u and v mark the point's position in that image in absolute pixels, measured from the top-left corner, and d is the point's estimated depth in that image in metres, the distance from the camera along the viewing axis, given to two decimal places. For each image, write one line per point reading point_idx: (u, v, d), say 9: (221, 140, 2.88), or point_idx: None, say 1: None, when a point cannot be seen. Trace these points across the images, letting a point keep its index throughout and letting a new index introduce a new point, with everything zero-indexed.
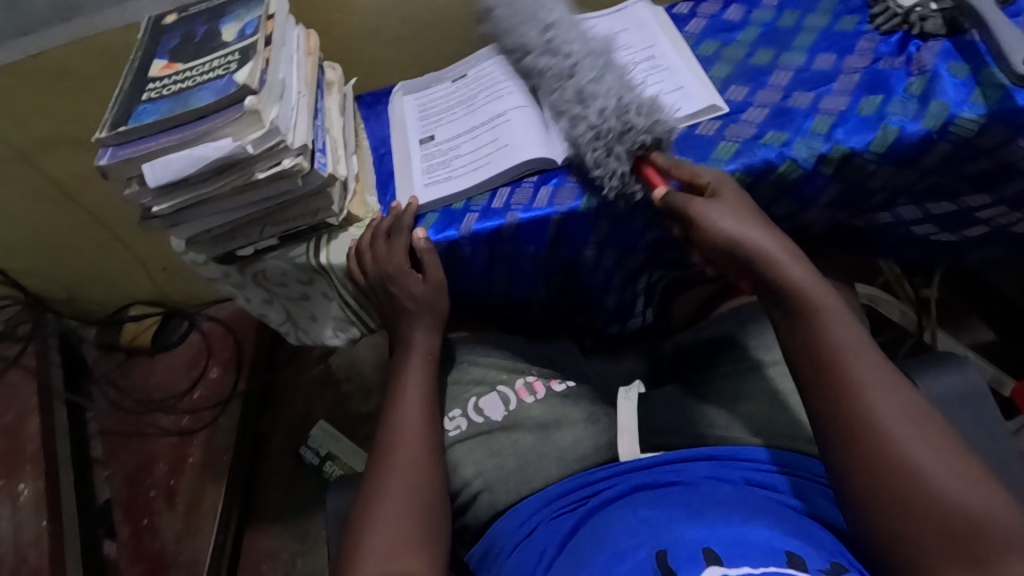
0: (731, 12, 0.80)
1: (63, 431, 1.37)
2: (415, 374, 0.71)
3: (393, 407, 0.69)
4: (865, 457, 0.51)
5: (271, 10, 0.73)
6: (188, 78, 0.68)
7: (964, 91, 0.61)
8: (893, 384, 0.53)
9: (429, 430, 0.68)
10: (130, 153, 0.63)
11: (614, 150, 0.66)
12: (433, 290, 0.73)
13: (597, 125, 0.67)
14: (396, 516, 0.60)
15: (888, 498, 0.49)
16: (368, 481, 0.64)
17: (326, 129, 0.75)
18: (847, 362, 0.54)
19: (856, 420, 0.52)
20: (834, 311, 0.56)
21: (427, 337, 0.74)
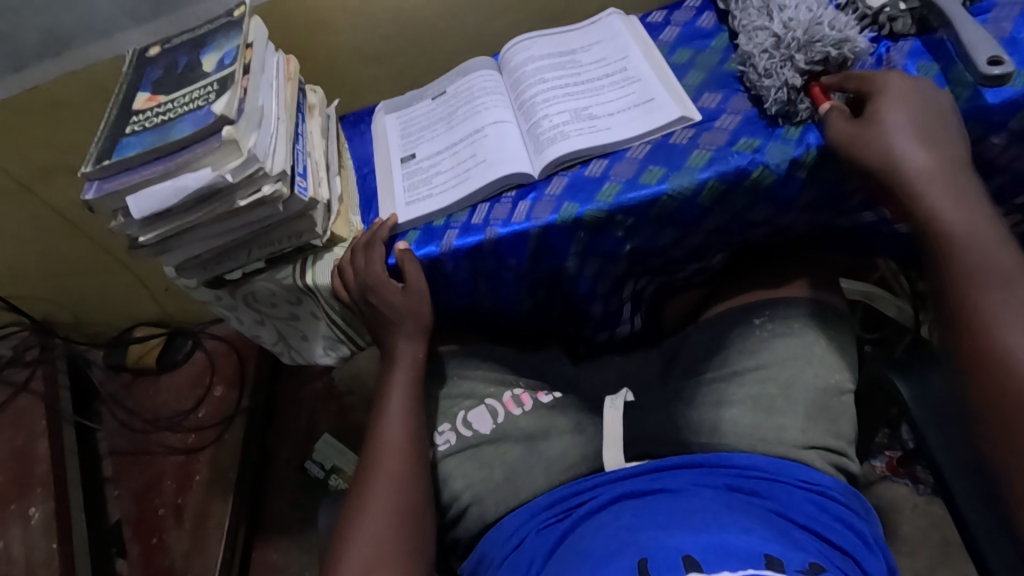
0: (705, 19, 0.81)
1: (71, 453, 1.39)
2: (399, 388, 0.72)
3: (377, 422, 0.70)
4: (1001, 412, 0.51)
5: (249, 39, 0.75)
6: (169, 109, 0.69)
7: (935, 91, 0.61)
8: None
9: (413, 445, 0.69)
10: (115, 186, 0.65)
11: (792, 61, 0.66)
12: (418, 298, 0.73)
13: (781, 35, 0.68)
14: (378, 532, 0.62)
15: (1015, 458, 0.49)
16: (352, 495, 0.66)
17: (307, 152, 0.76)
18: (982, 297, 0.54)
19: (993, 371, 0.52)
20: (982, 250, 0.55)
21: (411, 344, 0.74)
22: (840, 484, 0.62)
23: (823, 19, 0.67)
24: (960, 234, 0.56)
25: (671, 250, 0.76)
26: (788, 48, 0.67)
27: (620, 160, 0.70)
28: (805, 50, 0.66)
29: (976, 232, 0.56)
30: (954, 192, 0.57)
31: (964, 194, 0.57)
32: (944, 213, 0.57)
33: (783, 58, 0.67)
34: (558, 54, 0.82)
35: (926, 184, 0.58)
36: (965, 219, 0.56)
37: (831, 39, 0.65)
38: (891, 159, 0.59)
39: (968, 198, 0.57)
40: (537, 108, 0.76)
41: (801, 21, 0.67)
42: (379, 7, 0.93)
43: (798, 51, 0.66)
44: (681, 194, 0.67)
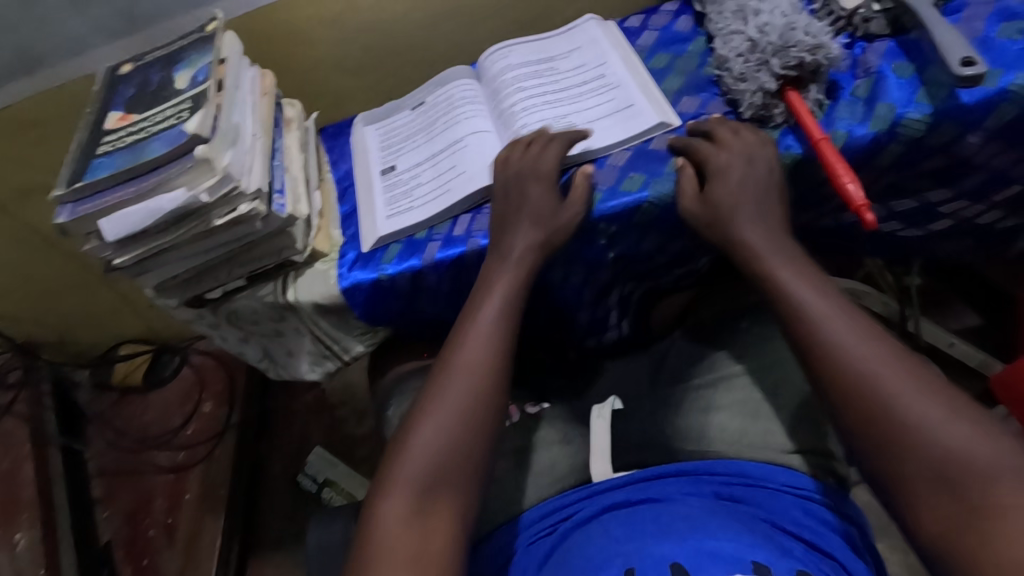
0: (682, 23, 0.81)
1: (58, 476, 1.37)
2: (496, 296, 0.65)
3: (465, 327, 0.64)
4: (858, 420, 0.49)
5: (223, 55, 0.74)
6: (142, 129, 0.68)
7: (910, 91, 0.61)
8: (876, 336, 0.51)
9: (499, 360, 0.62)
10: (88, 208, 0.64)
11: (767, 66, 0.65)
12: (549, 206, 0.67)
13: (756, 39, 0.67)
14: (445, 439, 0.58)
15: (882, 452, 0.47)
16: (425, 389, 0.62)
17: (285, 168, 0.75)
18: (818, 328, 0.53)
19: (837, 382, 0.50)
20: (820, 310, 0.54)
21: (525, 241, 0.66)
22: (828, 487, 0.61)
23: (797, 24, 0.65)
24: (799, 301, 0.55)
25: (655, 256, 0.76)
26: (765, 53, 0.65)
27: (601, 168, 0.70)
28: (779, 55, 0.64)
29: (815, 285, 0.56)
30: (786, 253, 0.59)
31: (794, 257, 0.59)
32: (787, 281, 0.57)
33: (758, 65, 0.66)
34: (536, 62, 0.81)
35: (768, 247, 0.59)
36: (802, 277, 0.57)
37: (806, 42, 0.63)
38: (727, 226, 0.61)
39: (792, 258, 0.59)
40: (516, 117, 0.76)
41: (778, 26, 0.66)
42: (357, 18, 0.92)
43: (772, 56, 0.65)
44: (662, 201, 0.67)
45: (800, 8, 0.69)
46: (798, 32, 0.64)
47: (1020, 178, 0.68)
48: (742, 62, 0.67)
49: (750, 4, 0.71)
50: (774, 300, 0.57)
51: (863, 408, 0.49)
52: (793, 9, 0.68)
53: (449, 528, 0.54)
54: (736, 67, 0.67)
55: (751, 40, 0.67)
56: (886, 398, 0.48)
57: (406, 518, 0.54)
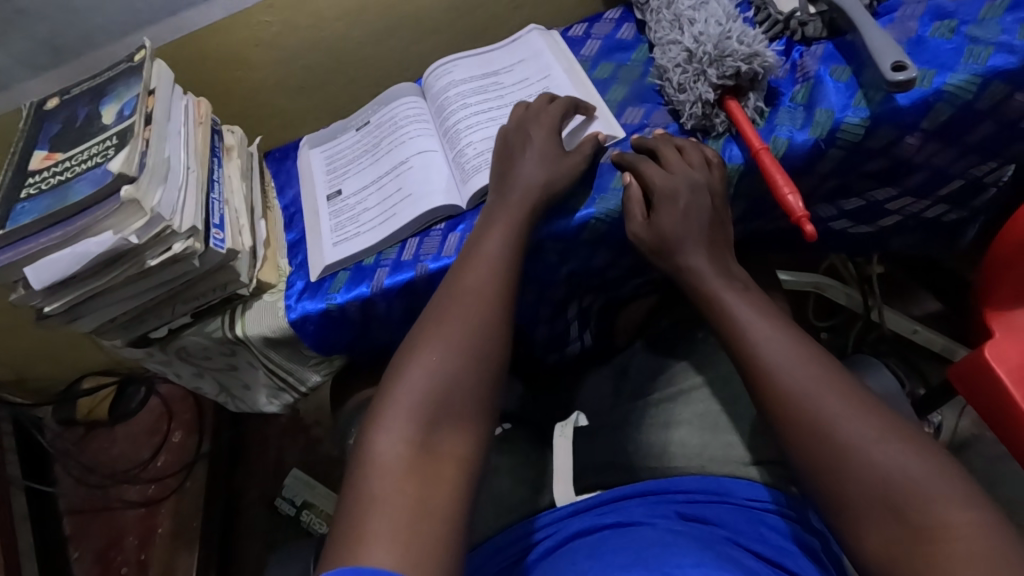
0: (624, 31, 0.80)
1: (23, 519, 1.33)
2: (499, 229, 0.62)
3: (465, 261, 0.61)
4: (801, 442, 0.49)
5: (152, 86, 0.71)
6: (67, 169, 0.65)
7: (847, 95, 0.61)
8: (814, 357, 0.51)
9: (503, 291, 0.59)
10: (12, 256, 0.61)
11: (705, 76, 0.65)
12: (554, 150, 0.66)
13: (693, 49, 0.67)
14: (447, 373, 0.54)
15: (825, 473, 0.47)
16: (419, 323, 0.58)
17: (224, 200, 0.73)
18: (759, 351, 0.53)
19: (781, 406, 0.50)
20: (760, 332, 0.54)
21: (538, 171, 0.64)
22: (792, 496, 0.60)
23: (733, 33, 0.65)
24: (741, 322, 0.55)
25: (608, 269, 0.76)
26: (702, 65, 0.65)
27: None
28: (715, 66, 0.64)
29: (753, 306, 0.56)
30: (727, 274, 0.59)
31: (732, 278, 0.58)
32: (725, 301, 0.56)
33: (695, 77, 0.66)
34: (479, 77, 0.80)
35: (709, 267, 0.59)
36: (745, 298, 0.56)
37: (741, 52, 0.63)
38: (668, 242, 0.60)
39: (731, 278, 0.58)
40: (460, 136, 0.74)
41: (714, 36, 0.66)
42: (295, 38, 0.90)
43: (710, 67, 0.64)
44: (609, 217, 0.66)
45: (736, 15, 0.68)
46: (734, 43, 0.64)
47: (961, 174, 0.68)
48: (681, 74, 0.67)
49: (686, 12, 0.71)
50: (717, 323, 0.57)
51: (807, 432, 0.48)
52: (728, 17, 0.68)
53: (455, 467, 0.50)
54: (675, 78, 0.67)
55: (689, 50, 0.67)
56: (827, 420, 0.48)
57: (405, 454, 0.49)
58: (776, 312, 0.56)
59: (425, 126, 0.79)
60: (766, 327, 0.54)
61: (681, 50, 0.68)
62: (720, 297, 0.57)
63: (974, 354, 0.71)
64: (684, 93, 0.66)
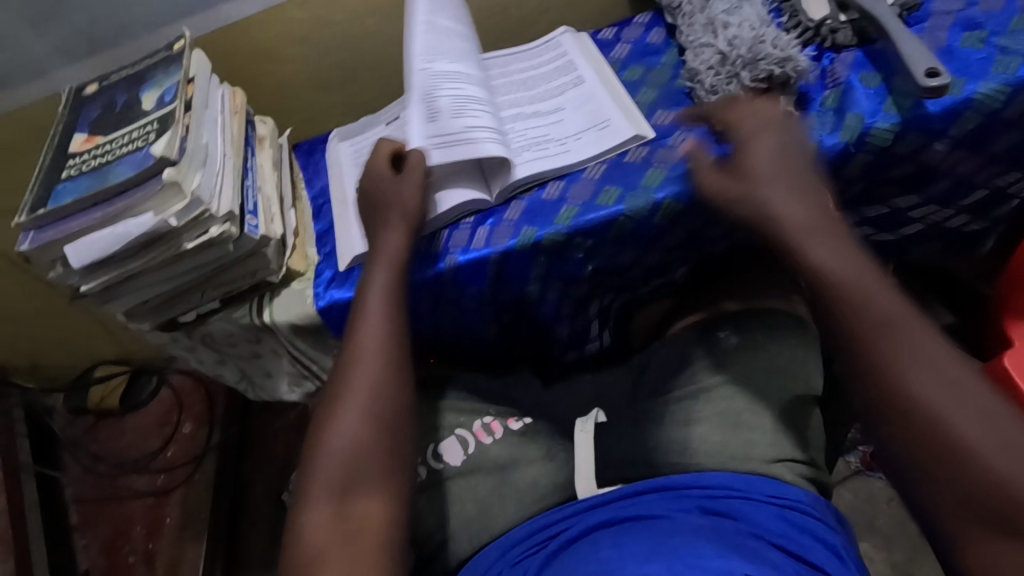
0: (654, 35, 0.82)
1: (32, 505, 1.32)
2: (379, 286, 0.66)
3: (357, 321, 0.65)
4: (906, 435, 0.49)
5: (191, 74, 0.72)
6: (107, 152, 0.67)
7: (878, 101, 0.62)
8: (925, 346, 0.50)
9: (394, 342, 0.64)
10: (52, 235, 0.62)
11: (737, 78, 0.67)
12: (393, 189, 0.69)
13: (726, 52, 0.69)
14: (356, 437, 0.59)
15: (938, 474, 0.47)
16: (330, 392, 0.63)
17: (257, 187, 0.74)
18: (884, 343, 0.51)
19: (886, 398, 0.50)
20: (883, 322, 0.52)
21: (393, 234, 0.68)
22: (811, 496, 0.62)
23: (767, 37, 0.67)
24: (859, 308, 0.53)
25: (631, 269, 0.76)
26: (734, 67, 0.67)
27: (576, 181, 0.70)
28: (747, 68, 0.66)
29: (858, 279, 0.54)
30: (831, 237, 0.57)
31: (841, 243, 0.57)
32: (836, 278, 0.55)
33: (726, 79, 0.68)
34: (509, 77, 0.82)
35: (811, 238, 0.57)
36: (847, 268, 0.55)
37: (774, 55, 0.65)
38: (767, 219, 0.59)
39: (845, 254, 0.56)
40: (438, 82, 0.71)
41: (748, 39, 0.68)
42: (327, 34, 0.91)
43: (741, 70, 0.67)
44: (638, 214, 0.67)
45: (768, 21, 0.71)
46: (766, 46, 0.66)
47: (985, 184, 0.69)
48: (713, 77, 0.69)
49: (719, 16, 0.73)
50: (827, 307, 0.55)
51: (912, 429, 0.49)
52: (761, 23, 0.70)
53: (376, 525, 0.55)
54: (709, 79, 0.69)
55: (720, 54, 0.69)
56: (948, 425, 0.47)
57: (331, 521, 0.55)
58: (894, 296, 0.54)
59: None
60: (883, 313, 0.52)
61: (713, 53, 0.70)
62: (826, 274, 0.55)
63: (994, 362, 0.72)
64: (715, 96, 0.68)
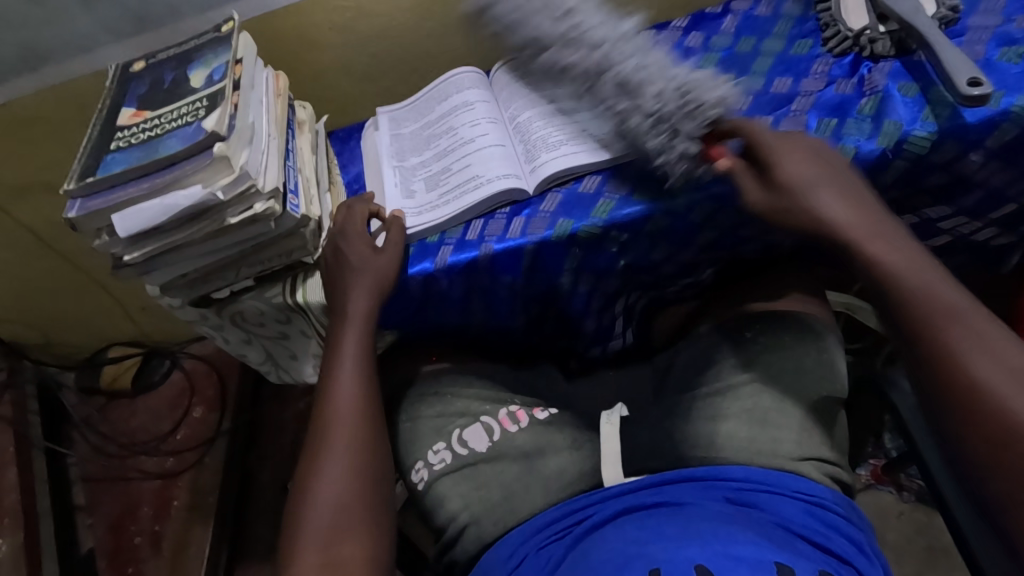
0: (692, 39, 0.84)
1: (42, 480, 1.32)
2: (351, 346, 0.69)
3: (327, 384, 0.68)
4: (955, 411, 0.50)
5: (239, 55, 0.74)
6: (156, 126, 0.68)
7: (916, 110, 0.63)
8: (996, 337, 0.51)
9: (367, 403, 0.67)
10: (100, 204, 0.63)
11: (680, 131, 0.65)
12: (364, 253, 0.71)
13: (657, 103, 0.66)
14: (333, 498, 0.60)
15: (1005, 460, 0.47)
16: (308, 452, 0.64)
17: (298, 169, 0.75)
18: (945, 333, 0.52)
19: (954, 390, 0.50)
20: (953, 313, 0.53)
21: (361, 299, 0.69)
22: (835, 494, 0.63)
23: (649, 87, 0.67)
24: (925, 296, 0.54)
25: (662, 265, 0.77)
26: (681, 115, 0.66)
27: (614, 177, 0.72)
28: (684, 119, 0.65)
29: (921, 276, 0.55)
30: (895, 239, 0.57)
31: (895, 239, 0.57)
32: (895, 269, 0.56)
33: (663, 127, 0.66)
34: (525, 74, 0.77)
35: (867, 234, 0.58)
36: (903, 261, 0.56)
37: (705, 104, 0.65)
38: (823, 216, 0.59)
39: (913, 252, 0.57)
40: (409, 174, 0.82)
41: (643, 86, 0.68)
42: (368, 24, 0.93)
43: (675, 120, 0.65)
44: (674, 211, 0.69)
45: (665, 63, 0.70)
46: (691, 92, 0.66)
47: (1017, 197, 0.70)
48: (644, 126, 0.66)
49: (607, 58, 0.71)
50: (888, 297, 0.56)
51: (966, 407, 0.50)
52: (660, 67, 0.69)
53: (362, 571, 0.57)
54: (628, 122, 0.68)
55: (638, 104, 0.67)
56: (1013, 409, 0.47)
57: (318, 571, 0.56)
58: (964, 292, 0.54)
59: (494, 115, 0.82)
60: (947, 304, 0.53)
61: (631, 102, 0.67)
62: (885, 266, 0.56)
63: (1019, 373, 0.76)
64: (662, 145, 0.66)
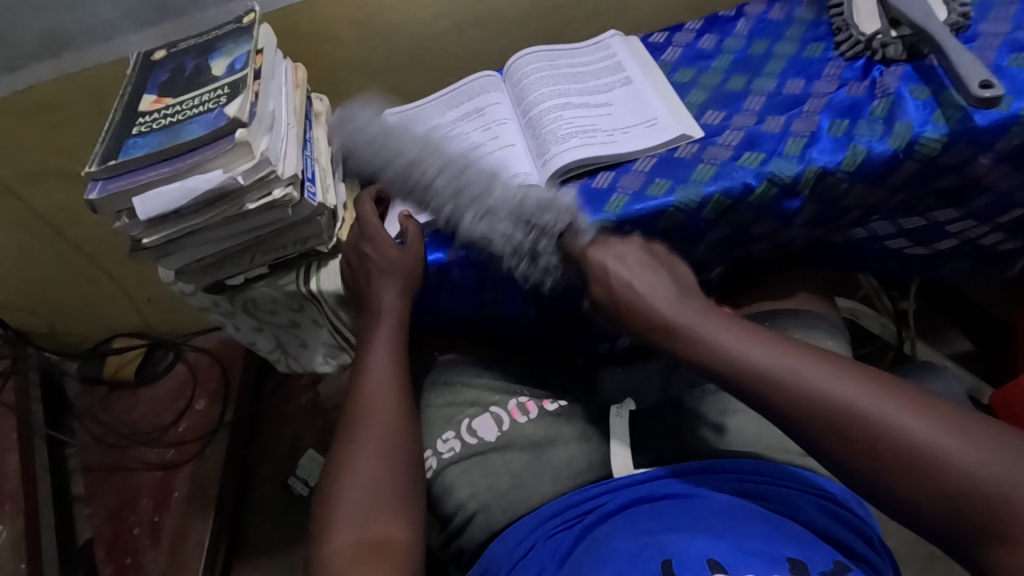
0: (705, 41, 0.85)
1: (43, 468, 1.32)
2: (383, 343, 0.70)
3: (360, 377, 0.69)
4: (833, 449, 0.48)
5: (260, 45, 0.74)
6: (178, 111, 0.69)
7: (927, 112, 0.65)
8: (848, 375, 0.50)
9: (401, 393, 0.68)
10: (120, 186, 0.64)
11: (538, 249, 0.69)
12: (392, 252, 0.71)
13: (517, 219, 0.69)
14: (368, 484, 0.61)
15: (903, 483, 0.46)
16: (340, 442, 0.65)
17: (315, 158, 0.76)
18: (796, 387, 0.50)
19: (827, 441, 0.48)
20: (795, 372, 0.50)
21: (396, 300, 0.71)
22: (843, 489, 0.63)
23: (495, 207, 0.70)
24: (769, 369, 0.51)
25: None
26: (524, 228, 0.68)
27: (627, 173, 0.72)
28: (535, 232, 0.68)
29: (767, 352, 0.52)
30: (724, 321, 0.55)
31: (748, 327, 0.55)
32: (731, 348, 0.53)
33: (513, 234, 0.69)
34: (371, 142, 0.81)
35: (697, 317, 0.55)
36: (772, 356, 0.52)
37: (550, 212, 0.68)
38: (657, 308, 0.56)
39: (739, 322, 0.55)
40: None
41: (491, 205, 0.70)
42: (386, 19, 0.94)
43: (529, 231, 0.68)
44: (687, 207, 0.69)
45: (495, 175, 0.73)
46: (537, 209, 0.68)
47: None
48: (501, 229, 0.69)
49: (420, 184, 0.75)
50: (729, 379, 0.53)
51: (899, 470, 0.46)
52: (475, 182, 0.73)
53: (400, 551, 0.58)
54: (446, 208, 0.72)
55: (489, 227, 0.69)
56: (887, 430, 0.47)
57: (356, 553, 0.56)
58: (794, 343, 0.53)
59: (505, 113, 0.83)
60: (782, 362, 0.51)
61: (493, 219, 0.70)
62: (723, 353, 0.53)
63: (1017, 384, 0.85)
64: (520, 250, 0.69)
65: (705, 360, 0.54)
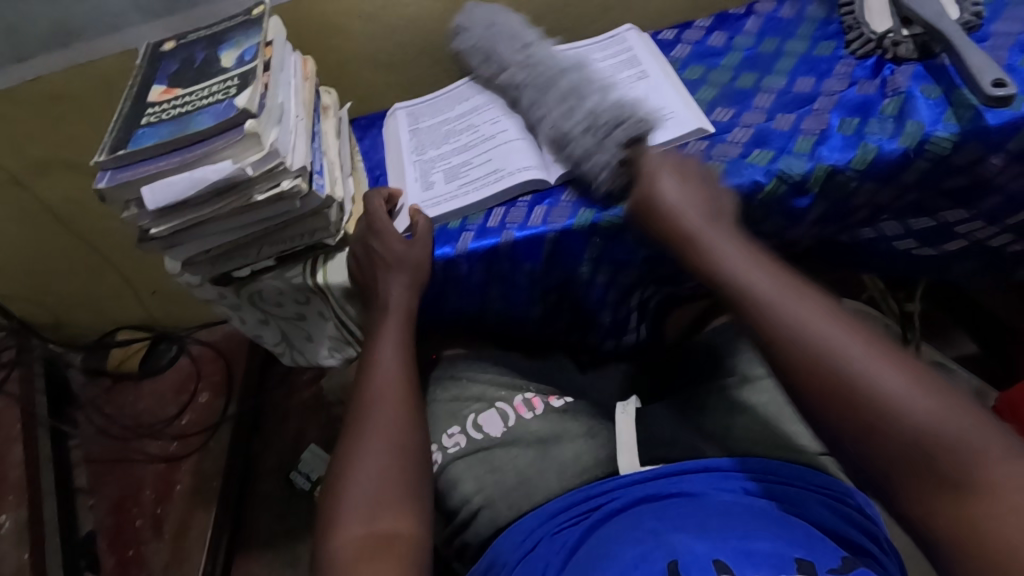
0: (715, 38, 0.85)
1: (47, 459, 1.32)
2: (390, 336, 0.70)
3: (367, 370, 0.69)
4: (797, 378, 0.50)
5: (270, 38, 0.75)
6: (188, 102, 0.69)
7: (938, 111, 0.64)
8: (836, 315, 0.51)
9: (408, 387, 0.68)
10: (129, 175, 0.64)
11: (607, 140, 0.68)
12: (400, 246, 0.71)
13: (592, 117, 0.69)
14: (375, 476, 0.61)
15: (856, 420, 0.46)
16: (348, 435, 0.65)
17: (323, 151, 0.76)
18: (783, 310, 0.52)
19: (795, 368, 0.50)
20: (780, 301, 0.53)
21: (404, 295, 0.71)
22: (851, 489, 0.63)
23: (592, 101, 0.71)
24: (760, 291, 0.54)
25: None
26: (592, 127, 0.69)
27: None
28: (605, 124, 0.68)
29: (772, 276, 0.55)
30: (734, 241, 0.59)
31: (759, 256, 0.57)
32: (732, 264, 0.57)
33: (585, 131, 0.69)
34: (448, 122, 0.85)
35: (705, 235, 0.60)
36: (776, 284, 0.54)
37: (614, 118, 0.68)
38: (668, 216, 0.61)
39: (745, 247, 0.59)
40: (429, 164, 0.81)
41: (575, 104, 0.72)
42: (395, 14, 0.94)
43: (592, 124, 0.69)
44: None
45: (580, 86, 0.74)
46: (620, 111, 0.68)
47: None
48: (576, 122, 0.70)
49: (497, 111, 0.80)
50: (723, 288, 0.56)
51: (858, 406, 0.46)
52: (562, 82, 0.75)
53: (407, 542, 0.58)
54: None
55: (557, 124, 0.72)
56: (852, 368, 0.47)
57: (362, 544, 0.56)
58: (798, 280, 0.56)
59: (514, 108, 0.82)
60: (780, 287, 0.54)
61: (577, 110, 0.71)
62: (723, 264, 0.57)
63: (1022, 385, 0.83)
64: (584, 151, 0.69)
65: (703, 263, 0.58)
